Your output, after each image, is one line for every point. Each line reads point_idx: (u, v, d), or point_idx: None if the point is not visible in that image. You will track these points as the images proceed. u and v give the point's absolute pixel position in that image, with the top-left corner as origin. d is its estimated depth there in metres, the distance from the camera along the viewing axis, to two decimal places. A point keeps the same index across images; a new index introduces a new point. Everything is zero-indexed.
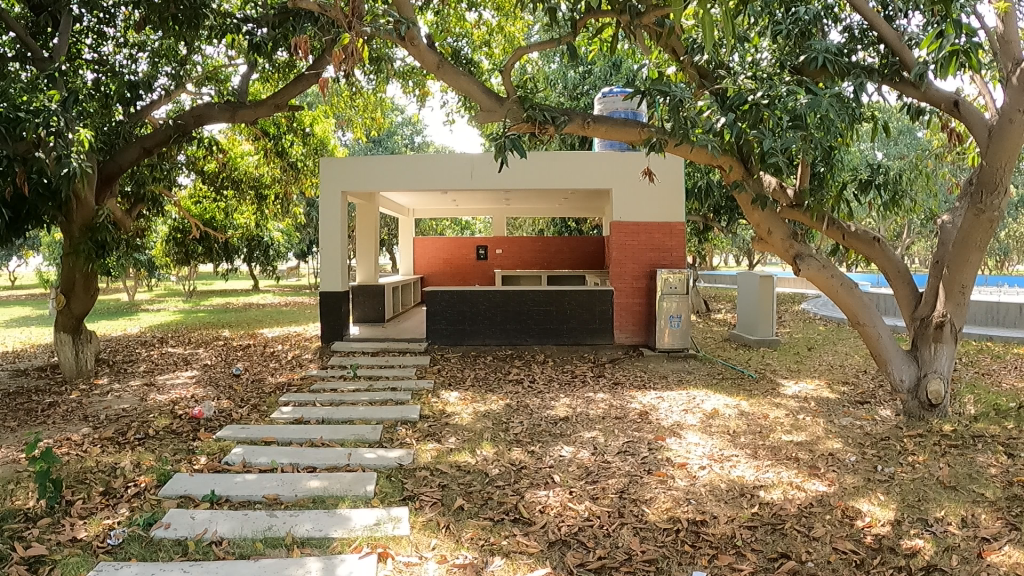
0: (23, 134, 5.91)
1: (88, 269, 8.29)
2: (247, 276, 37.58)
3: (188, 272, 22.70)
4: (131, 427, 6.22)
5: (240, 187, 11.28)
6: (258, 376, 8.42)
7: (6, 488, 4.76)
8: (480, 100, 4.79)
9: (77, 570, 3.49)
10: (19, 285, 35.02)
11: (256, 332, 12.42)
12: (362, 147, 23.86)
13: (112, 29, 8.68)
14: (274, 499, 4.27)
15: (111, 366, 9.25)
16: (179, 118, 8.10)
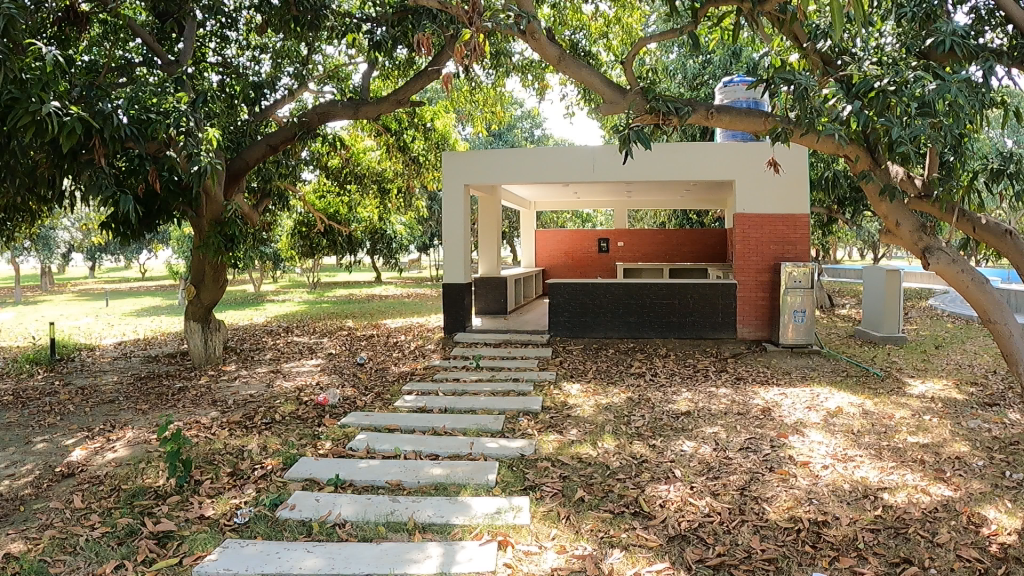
0: (154, 133, 6.23)
1: (216, 261, 8.66)
2: (369, 269, 38.67)
3: (314, 264, 23.36)
4: (259, 412, 6.49)
5: (363, 181, 11.53)
6: (381, 365, 8.63)
7: (142, 468, 5.08)
8: (602, 91, 4.64)
9: (206, 547, 3.71)
10: (152, 278, 36.68)
11: (379, 323, 12.73)
12: (483, 141, 24.16)
13: (235, 33, 9.04)
14: (397, 484, 4.38)
15: (239, 354, 9.64)
16: (303, 115, 8.29)
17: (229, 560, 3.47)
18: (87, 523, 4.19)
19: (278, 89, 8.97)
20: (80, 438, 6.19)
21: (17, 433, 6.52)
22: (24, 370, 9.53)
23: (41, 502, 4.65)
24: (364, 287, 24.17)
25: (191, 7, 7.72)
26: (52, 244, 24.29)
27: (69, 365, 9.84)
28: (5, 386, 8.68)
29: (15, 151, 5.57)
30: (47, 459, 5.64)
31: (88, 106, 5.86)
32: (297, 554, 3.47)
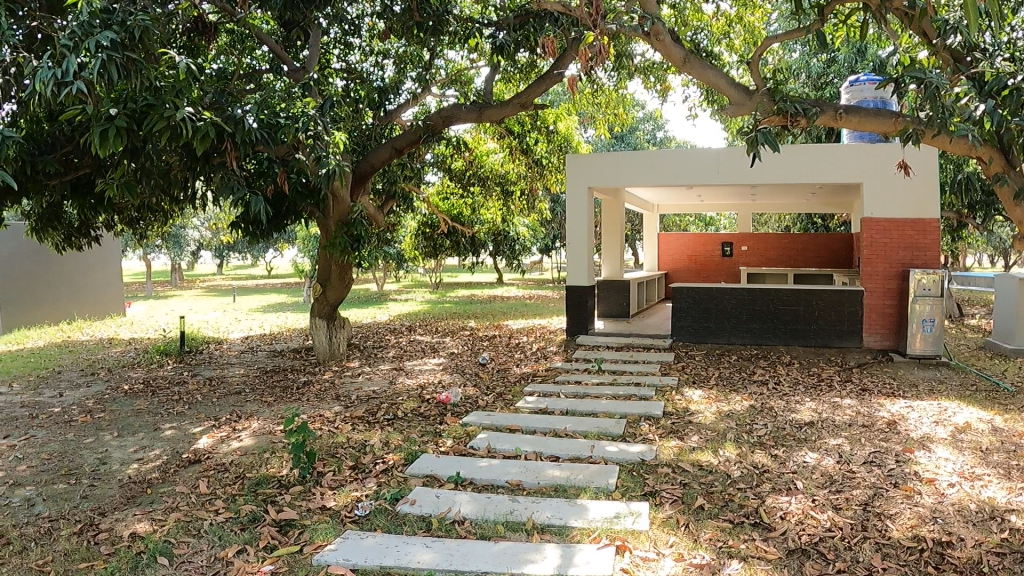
0: (284, 137, 6.45)
1: (343, 261, 8.93)
2: (490, 270, 39.14)
3: (435, 265, 23.79)
4: (381, 408, 6.66)
5: (487, 183, 11.66)
6: (502, 365, 8.71)
7: (269, 459, 5.31)
8: (728, 93, 4.47)
9: (327, 537, 3.85)
10: (279, 276, 38.02)
11: (501, 324, 12.85)
12: (604, 143, 24.11)
13: (359, 39, 9.28)
14: (517, 485, 4.43)
15: (363, 351, 9.92)
16: (427, 118, 8.39)
17: (349, 551, 3.60)
18: (212, 509, 4.42)
19: (402, 94, 9.19)
20: (208, 426, 6.50)
21: (149, 419, 6.89)
22: (156, 361, 10.06)
23: (169, 486, 4.94)
24: (485, 288, 24.57)
25: (316, 15, 7.96)
26: (183, 242, 25.51)
27: (199, 357, 10.31)
28: (139, 375, 9.18)
29: (151, 155, 5.90)
30: (175, 445, 5.95)
31: (219, 112, 6.15)
32: (416, 549, 3.56)
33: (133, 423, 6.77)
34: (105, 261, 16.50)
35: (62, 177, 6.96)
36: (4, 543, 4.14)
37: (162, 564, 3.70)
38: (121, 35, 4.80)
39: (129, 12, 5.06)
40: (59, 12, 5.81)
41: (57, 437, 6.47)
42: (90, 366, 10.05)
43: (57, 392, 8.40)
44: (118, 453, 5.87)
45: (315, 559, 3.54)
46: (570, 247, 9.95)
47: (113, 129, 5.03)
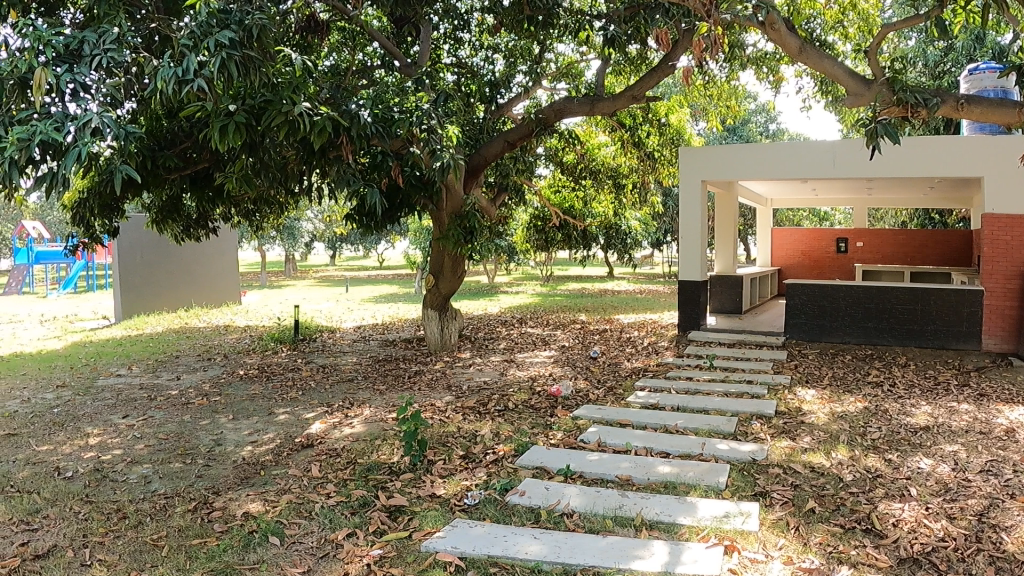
0: (399, 131, 6.61)
1: (456, 254, 9.09)
2: (601, 263, 38.98)
3: (546, 258, 23.85)
4: (492, 399, 6.76)
5: (598, 176, 11.63)
6: (612, 359, 8.70)
7: (381, 445, 5.49)
8: (846, 83, 4.39)
9: (436, 524, 3.96)
10: (392, 268, 38.75)
11: (611, 317, 12.82)
12: (717, 136, 23.67)
13: (468, 34, 9.38)
14: (627, 480, 4.45)
15: (474, 342, 10.07)
16: (540, 112, 8.43)
17: (458, 539, 3.69)
18: (323, 492, 4.59)
19: (512, 88, 9.25)
20: (320, 412, 6.72)
21: (265, 404, 7.18)
22: (272, 348, 10.44)
23: (281, 469, 5.15)
24: (595, 282, 24.44)
25: (426, 11, 8.06)
26: (297, 234, 26.31)
27: (312, 345, 10.65)
28: (254, 361, 9.55)
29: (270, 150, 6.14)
30: (290, 430, 6.19)
31: (335, 107, 6.34)
32: (523, 540, 3.62)
33: (249, 407, 7.07)
34: (219, 250, 17.11)
35: (181, 171, 7.32)
36: (123, 517, 4.41)
37: (273, 544, 3.87)
38: (239, 34, 5.00)
39: (246, 12, 5.26)
40: (175, 13, 6.06)
41: (175, 418, 6.82)
42: (208, 352, 10.49)
43: (176, 376, 8.82)
44: (233, 435, 6.14)
45: (424, 545, 3.64)
46: (682, 241, 9.85)
47: (232, 124, 5.26)
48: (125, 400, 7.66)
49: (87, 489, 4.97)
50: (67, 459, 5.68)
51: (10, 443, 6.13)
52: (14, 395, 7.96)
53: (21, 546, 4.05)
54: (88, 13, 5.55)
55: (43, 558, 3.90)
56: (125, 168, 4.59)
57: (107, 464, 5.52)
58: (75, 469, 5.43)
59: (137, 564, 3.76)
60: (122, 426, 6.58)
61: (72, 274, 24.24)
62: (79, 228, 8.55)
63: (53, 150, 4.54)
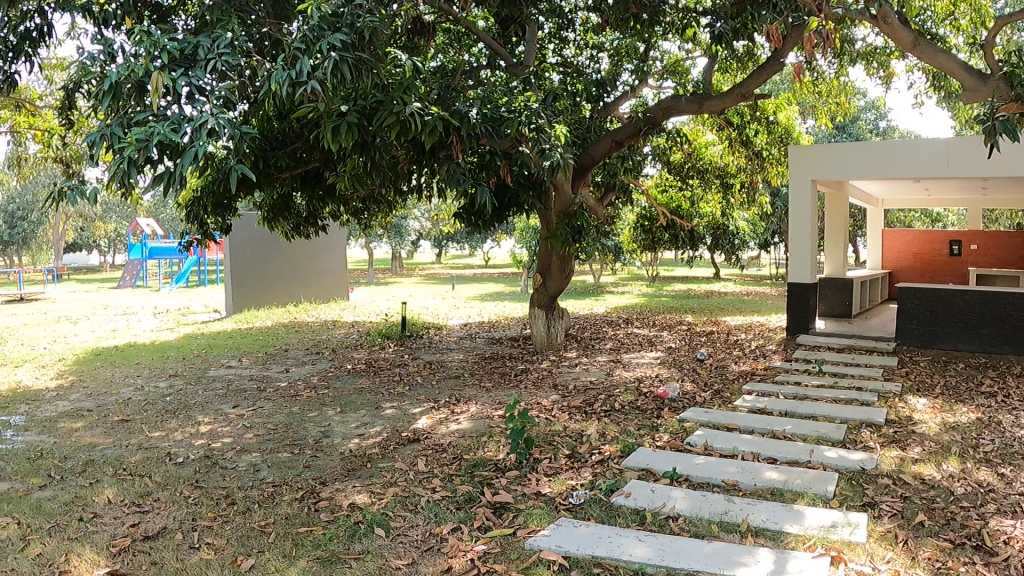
0: (508, 131, 6.65)
1: (563, 253, 9.09)
2: (707, 264, 38.35)
3: (652, 259, 23.60)
4: (599, 398, 6.75)
5: (706, 176, 11.32)
6: (720, 362, 8.55)
7: (487, 442, 5.54)
8: (963, 79, 4.97)
9: (541, 522, 3.98)
10: (498, 266, 39.05)
11: (718, 319, 12.60)
12: (826, 134, 22.96)
13: (572, 33, 9.37)
14: (733, 485, 4.37)
15: (580, 342, 10.05)
16: (648, 111, 8.34)
17: (562, 538, 3.70)
18: (428, 486, 4.66)
19: (618, 87, 9.20)
20: (427, 408, 6.83)
21: (372, 398, 7.34)
22: (379, 344, 10.66)
23: (388, 462, 5.26)
24: (702, 283, 24.04)
25: (531, 11, 8.09)
26: (404, 231, 26.79)
27: (419, 341, 10.83)
28: (362, 356, 9.78)
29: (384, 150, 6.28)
30: (396, 424, 6.31)
31: (445, 107, 6.43)
32: (628, 541, 3.60)
33: (357, 401, 7.25)
34: (329, 246, 17.58)
35: (293, 170, 7.56)
36: (231, 503, 4.58)
37: (378, 535, 3.96)
38: (351, 36, 5.11)
39: (356, 15, 5.38)
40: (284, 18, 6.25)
41: (283, 410, 7.04)
42: (317, 346, 10.79)
43: (285, 368, 9.12)
44: (340, 427, 6.31)
45: (528, 543, 3.67)
46: (792, 242, 9.59)
47: (344, 124, 5.39)
48: (236, 390, 7.96)
49: (198, 474, 5.19)
50: (179, 445, 5.94)
51: (127, 429, 6.45)
52: (131, 383, 8.37)
53: (134, 527, 4.25)
54: (201, 19, 5.82)
55: (154, 540, 4.09)
56: (240, 167, 4.76)
57: (217, 451, 5.75)
58: (186, 455, 5.67)
59: (243, 549, 3.90)
60: (233, 416, 6.84)
61: (185, 269, 25.41)
62: (194, 225, 8.91)
63: (170, 150, 4.74)
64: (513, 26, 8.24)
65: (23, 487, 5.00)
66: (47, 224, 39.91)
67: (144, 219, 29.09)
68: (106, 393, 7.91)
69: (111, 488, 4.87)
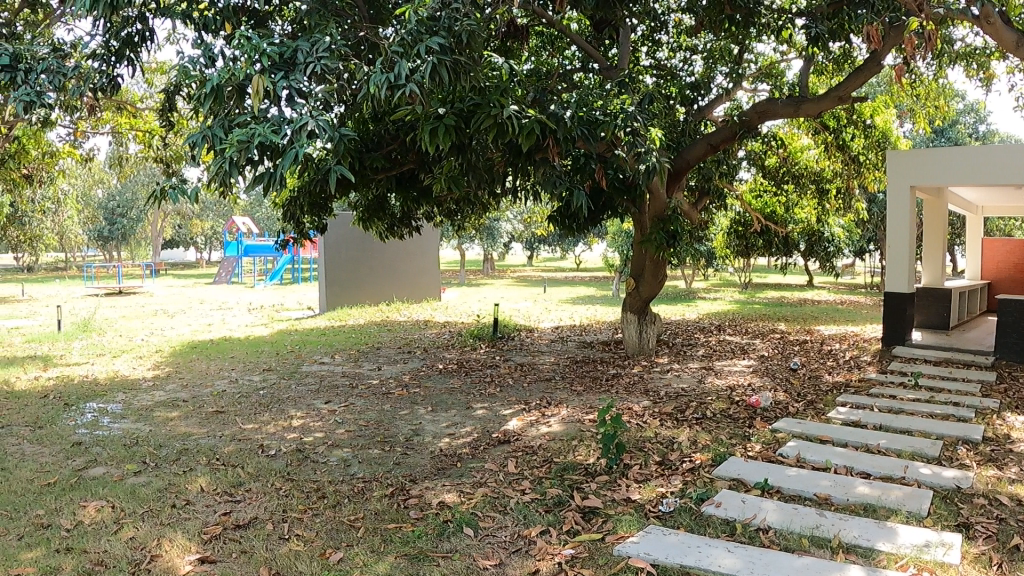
0: (603, 134, 6.62)
1: (656, 257, 9.02)
2: (801, 271, 37.47)
3: (744, 265, 23.20)
4: (690, 406, 6.66)
5: (800, 181, 11.22)
6: (814, 372, 8.35)
7: (576, 445, 5.54)
8: None
9: (629, 529, 3.95)
10: (588, 270, 38.91)
11: (813, 328, 12.29)
12: (925, 138, 22.21)
13: (665, 35, 9.28)
14: (825, 499, 4.25)
15: (672, 348, 9.94)
16: (743, 114, 8.20)
17: (650, 545, 3.67)
18: (518, 488, 4.68)
19: (711, 90, 9.06)
20: (517, 409, 6.85)
21: (463, 398, 7.41)
22: (470, 344, 10.76)
23: (478, 462, 5.30)
24: (795, 291, 23.48)
25: (625, 13, 8.03)
26: (496, 233, 26.97)
27: (510, 343, 10.88)
28: (454, 356, 9.88)
29: (481, 154, 6.32)
30: (487, 424, 6.35)
31: (540, 110, 6.44)
32: (717, 552, 3.54)
33: (448, 400, 7.33)
34: (422, 247, 17.83)
35: (389, 172, 7.70)
36: (321, 497, 4.68)
37: (467, 535, 3.99)
38: (449, 40, 5.17)
39: (454, 18, 5.43)
40: (382, 22, 6.36)
41: (375, 406, 7.17)
42: (409, 345, 10.96)
43: (378, 366, 9.28)
44: (430, 426, 6.38)
45: (616, 549, 3.64)
46: (889, 250, 9.25)
47: (441, 127, 5.47)
48: (329, 386, 8.14)
49: (289, 467, 5.32)
50: (272, 437, 6.10)
51: (220, 420, 6.65)
52: (226, 376, 8.65)
53: (225, 516, 4.38)
54: (302, 23, 5.95)
55: (244, 528, 4.21)
56: (338, 168, 4.87)
57: (309, 445, 5.88)
58: (278, 448, 5.82)
59: (333, 542, 3.99)
60: (325, 411, 7.00)
61: (280, 266, 26.14)
62: (291, 224, 9.14)
63: (271, 151, 4.87)
64: (606, 30, 8.20)
65: (119, 472, 5.21)
66: (151, 222, 41.60)
67: (238, 219, 30.28)
68: (203, 385, 8.19)
69: (204, 477, 5.04)
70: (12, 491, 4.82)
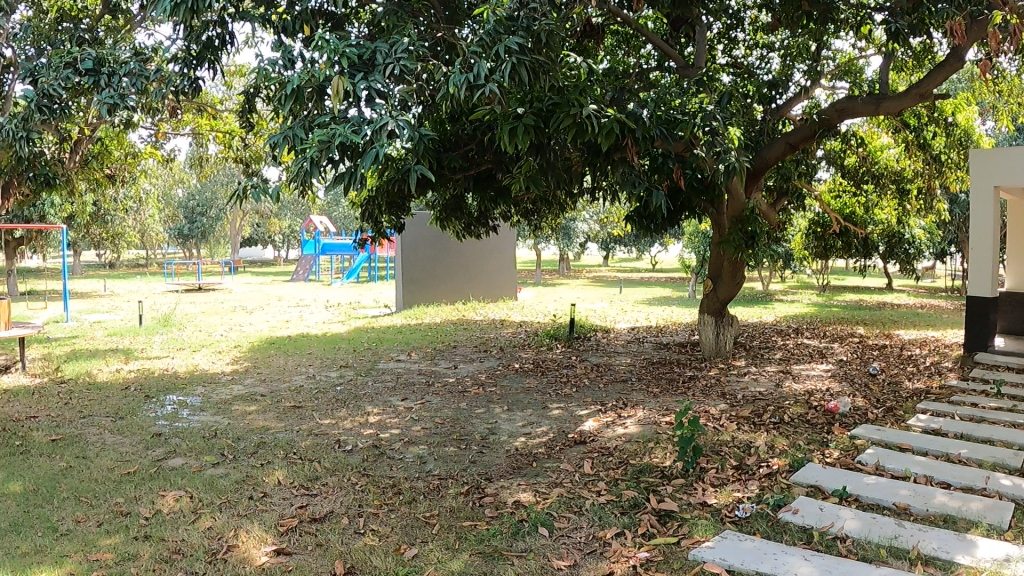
0: (681, 134, 6.55)
1: (735, 258, 8.88)
2: (883, 273, 36.48)
3: (823, 266, 22.71)
4: (768, 410, 6.55)
5: (881, 181, 10.81)
6: (895, 378, 8.12)
7: (652, 447, 5.50)
8: None
9: (705, 533, 3.91)
10: (663, 271, 38.55)
11: (893, 332, 11.96)
12: (1012, 136, 21.42)
13: (741, 33, 9.16)
14: (904, 508, 4.14)
15: (749, 350, 9.78)
16: (823, 112, 8.01)
17: (725, 550, 3.64)
18: (594, 489, 4.68)
19: (788, 88, 8.89)
20: (593, 410, 6.83)
21: (538, 398, 7.43)
22: (546, 344, 10.77)
23: (554, 462, 5.31)
24: (876, 293, 22.88)
25: (702, 11, 7.93)
26: (571, 233, 26.94)
27: (585, 344, 10.86)
28: (530, 356, 9.90)
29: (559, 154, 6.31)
30: (563, 424, 6.36)
31: (619, 109, 6.41)
32: (793, 560, 3.49)
33: (523, 400, 7.35)
34: (498, 247, 17.90)
35: (467, 172, 7.76)
36: (396, 493, 4.75)
37: (542, 534, 4.01)
38: (528, 40, 5.18)
39: (532, 18, 5.44)
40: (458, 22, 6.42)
41: (451, 404, 7.24)
42: (485, 344, 11.02)
43: (454, 364, 9.36)
44: (506, 425, 6.41)
45: (692, 554, 3.62)
46: (972, 252, 8.87)
47: (521, 127, 5.47)
48: (405, 383, 8.25)
49: (366, 463, 5.41)
50: (349, 433, 6.22)
51: (298, 415, 6.80)
52: (304, 372, 8.83)
53: (302, 509, 4.49)
54: (381, 25, 6.03)
55: (321, 522, 4.31)
56: (418, 167, 4.92)
57: (384, 441, 5.97)
58: (354, 443, 5.92)
59: (408, 538, 4.05)
60: (401, 408, 7.09)
61: (357, 265, 26.57)
62: (370, 223, 9.29)
63: (351, 152, 4.95)
64: (682, 28, 8.13)
65: (198, 464, 5.37)
66: (231, 220, 42.71)
67: (316, 218, 30.88)
68: (281, 380, 8.39)
69: (282, 471, 5.16)
70: (96, 479, 5.00)
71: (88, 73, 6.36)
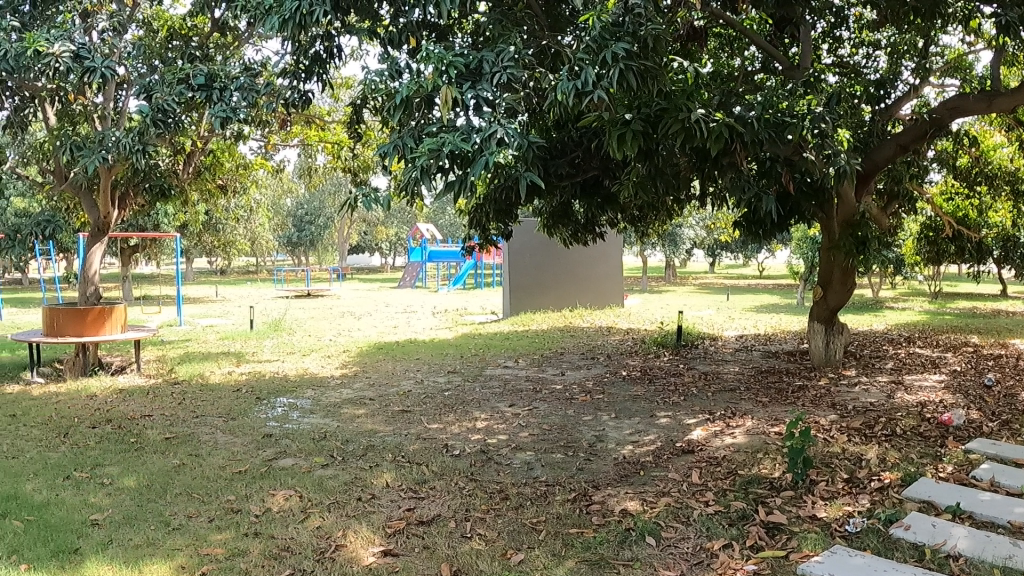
0: (790, 136, 6.37)
1: (845, 264, 8.60)
2: (1004, 280, 34.76)
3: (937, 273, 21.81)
4: (879, 421, 6.32)
5: (995, 183, 10.49)
6: (1013, 390, 7.72)
7: (760, 457, 5.37)
8: None
9: (815, 547, 3.80)
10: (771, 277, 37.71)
11: (1011, 342, 11.39)
12: None
13: (846, 32, 8.88)
14: (1022, 528, 3.92)
15: (860, 360, 9.46)
16: (932, 111, 7.69)
17: (834, 565, 3.52)
18: (702, 500, 4.60)
19: (896, 87, 8.54)
20: (701, 419, 6.72)
21: (646, 406, 7.36)
22: (653, 352, 10.67)
23: (661, 471, 5.25)
24: (995, 301, 21.82)
25: (806, 11, 7.72)
26: (677, 240, 26.62)
27: (693, 351, 10.70)
28: (637, 363, 9.81)
29: (667, 159, 6.22)
30: (670, 433, 6.28)
31: (728, 113, 6.29)
32: None
33: (630, 407, 7.30)
34: (605, 254, 17.80)
35: (573, 179, 7.74)
36: (503, 498, 4.79)
37: (649, 544, 3.97)
38: (634, 44, 5.12)
39: (641, 22, 5.37)
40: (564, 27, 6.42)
41: (558, 411, 7.25)
42: (590, 351, 10.99)
43: (561, 371, 9.37)
44: (614, 433, 6.37)
45: (801, 568, 3.52)
46: None
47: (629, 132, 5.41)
48: (512, 389, 8.30)
49: (473, 467, 5.46)
50: (456, 438, 6.30)
51: (406, 419, 6.92)
52: (412, 377, 8.99)
53: (409, 511, 4.56)
54: (488, 35, 6.08)
55: (427, 525, 4.37)
56: (527, 175, 4.93)
57: (492, 447, 6.02)
58: (462, 448, 5.99)
59: (514, 544, 4.07)
60: (508, 414, 7.14)
61: (462, 272, 26.89)
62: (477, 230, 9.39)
63: (461, 159, 4.98)
64: (786, 29, 7.93)
65: (309, 464, 5.54)
66: (339, 229, 43.83)
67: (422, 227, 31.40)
68: (390, 385, 8.55)
69: (390, 473, 5.27)
70: (208, 476, 5.20)
71: (199, 88, 6.75)
